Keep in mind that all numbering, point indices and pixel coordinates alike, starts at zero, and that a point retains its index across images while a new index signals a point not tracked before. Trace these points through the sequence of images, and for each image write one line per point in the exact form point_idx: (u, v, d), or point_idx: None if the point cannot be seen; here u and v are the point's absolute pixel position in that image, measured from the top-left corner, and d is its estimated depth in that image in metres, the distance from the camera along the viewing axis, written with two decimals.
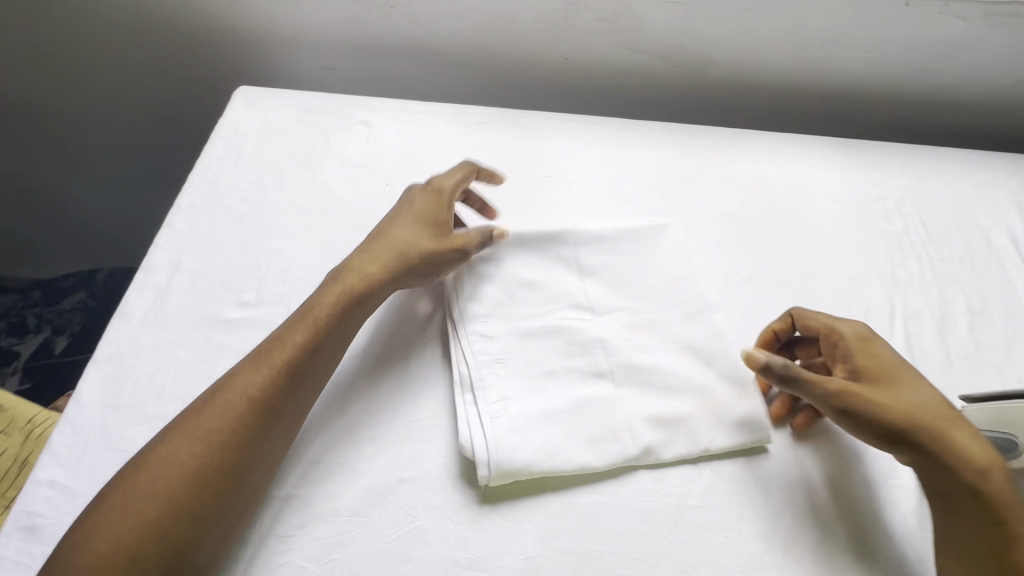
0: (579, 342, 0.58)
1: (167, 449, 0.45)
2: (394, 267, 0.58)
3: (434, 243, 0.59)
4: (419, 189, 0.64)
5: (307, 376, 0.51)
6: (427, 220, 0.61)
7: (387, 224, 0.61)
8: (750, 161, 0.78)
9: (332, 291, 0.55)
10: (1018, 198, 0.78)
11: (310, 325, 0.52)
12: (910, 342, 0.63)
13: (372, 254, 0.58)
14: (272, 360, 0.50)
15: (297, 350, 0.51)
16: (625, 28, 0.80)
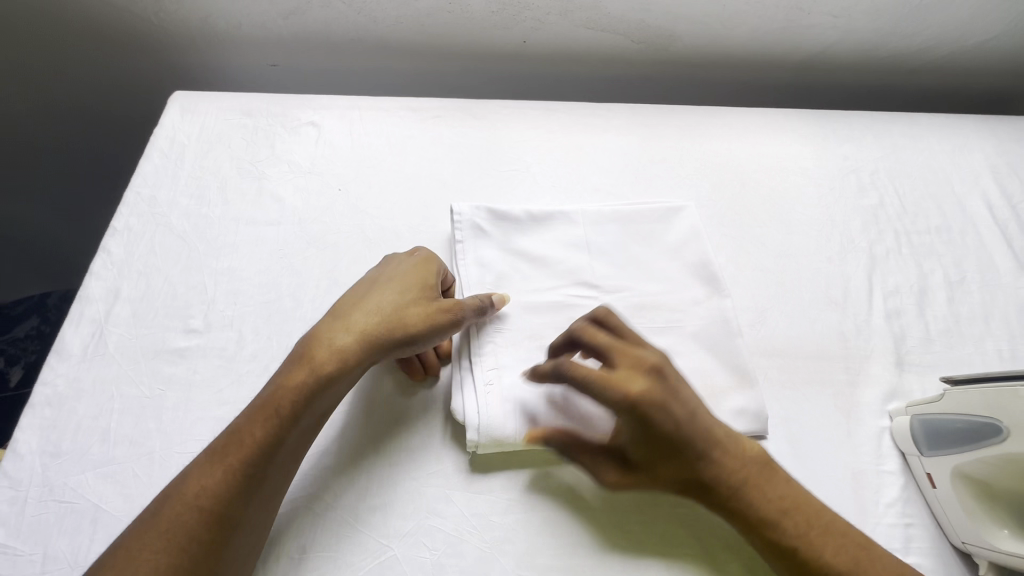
0: (580, 320, 0.58)
1: (110, 573, 0.40)
2: (371, 347, 0.50)
3: (423, 311, 0.52)
4: (398, 260, 0.57)
5: (266, 477, 0.45)
6: (413, 283, 0.54)
7: (366, 294, 0.54)
8: (720, 140, 0.75)
9: (296, 377, 0.48)
10: (993, 160, 0.76)
11: (271, 416, 0.46)
12: (889, 320, 0.62)
13: (348, 330, 0.51)
14: (227, 460, 0.44)
15: (254, 444, 0.45)
16: (581, 7, 0.76)
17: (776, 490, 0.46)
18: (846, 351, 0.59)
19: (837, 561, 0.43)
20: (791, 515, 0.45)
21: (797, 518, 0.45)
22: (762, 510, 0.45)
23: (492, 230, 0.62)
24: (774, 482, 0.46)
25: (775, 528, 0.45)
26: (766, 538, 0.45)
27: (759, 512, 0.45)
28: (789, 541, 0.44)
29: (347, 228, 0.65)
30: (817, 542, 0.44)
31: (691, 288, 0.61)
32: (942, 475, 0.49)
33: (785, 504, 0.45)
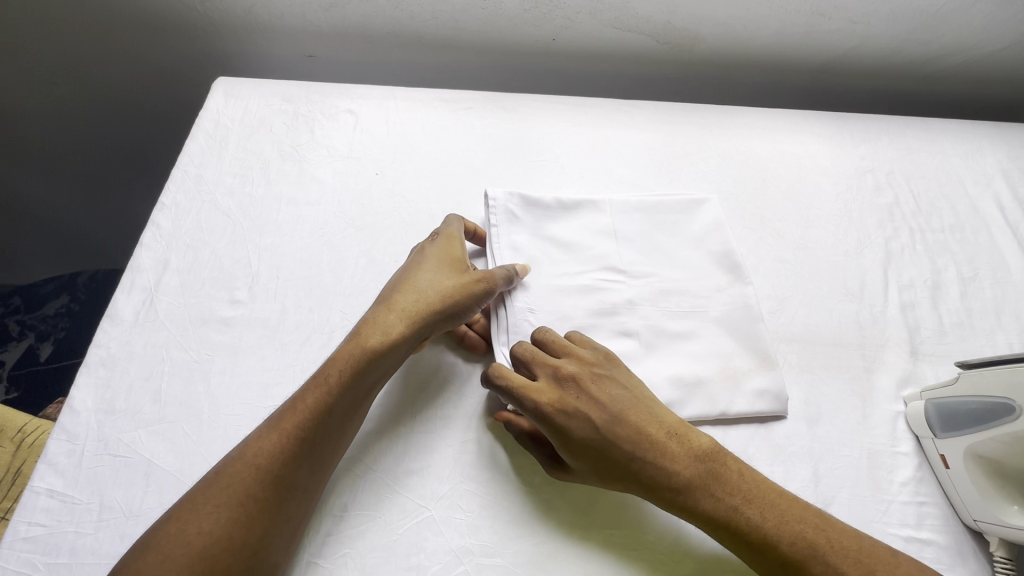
0: (609, 302, 0.60)
1: (175, 525, 0.43)
2: (413, 321, 0.53)
3: (459, 281, 0.55)
4: (428, 242, 0.60)
5: (321, 439, 0.47)
6: (446, 260, 0.57)
7: (405, 276, 0.56)
8: (741, 138, 0.78)
9: (344, 353, 0.51)
10: (1004, 165, 0.78)
11: (322, 385, 0.49)
12: (903, 312, 0.64)
13: (390, 308, 0.53)
14: (283, 425, 0.47)
15: (308, 410, 0.48)
16: (611, 7, 0.79)
17: (725, 487, 0.47)
18: (863, 340, 0.62)
19: (793, 549, 0.44)
20: (749, 512, 0.46)
21: (750, 514, 0.46)
22: (718, 507, 0.46)
23: (523, 216, 0.65)
24: (724, 479, 0.47)
25: (730, 522, 0.46)
26: (723, 532, 0.46)
27: (713, 510, 0.46)
28: (744, 534, 0.45)
29: (384, 210, 0.68)
30: (773, 534, 0.45)
31: (714, 276, 0.64)
32: (956, 456, 0.51)
33: (735, 502, 0.46)
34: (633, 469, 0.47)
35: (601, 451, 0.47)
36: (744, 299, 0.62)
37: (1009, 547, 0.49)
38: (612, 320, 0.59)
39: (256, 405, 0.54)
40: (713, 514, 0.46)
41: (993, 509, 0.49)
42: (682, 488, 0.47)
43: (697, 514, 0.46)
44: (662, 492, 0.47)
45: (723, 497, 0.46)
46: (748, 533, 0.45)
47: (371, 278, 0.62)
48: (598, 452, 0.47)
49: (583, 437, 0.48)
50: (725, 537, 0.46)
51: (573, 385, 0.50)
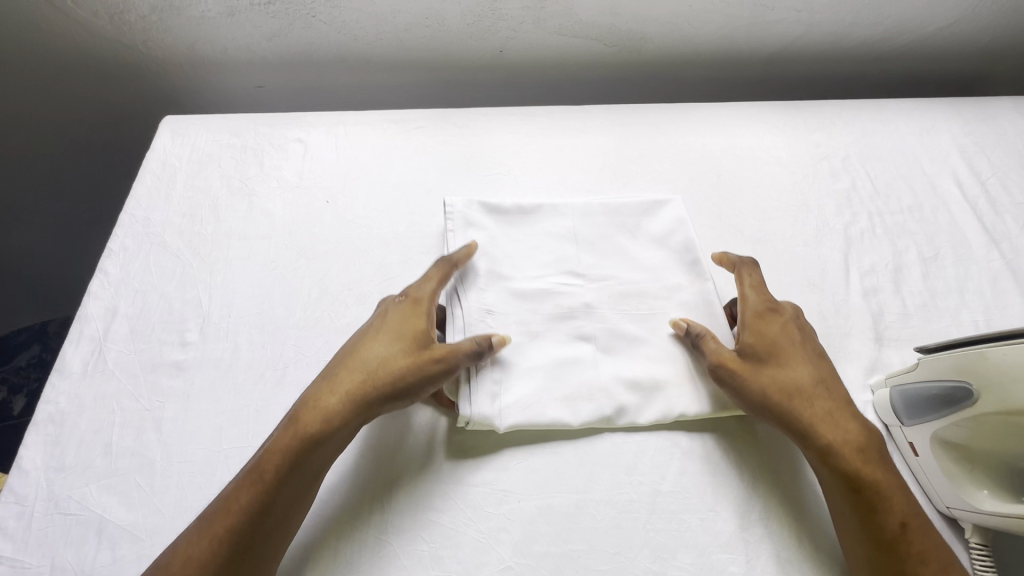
0: (567, 307, 0.60)
1: None
2: (360, 399, 0.50)
3: (413, 359, 0.52)
4: (392, 306, 0.56)
5: (261, 537, 0.45)
6: (405, 333, 0.53)
7: (358, 347, 0.54)
8: (695, 135, 0.77)
9: (283, 439, 0.48)
10: (960, 140, 0.78)
11: (255, 481, 0.46)
12: (866, 298, 0.63)
13: (333, 391, 0.51)
14: (215, 528, 0.44)
15: (245, 505, 0.45)
16: (554, 14, 0.78)
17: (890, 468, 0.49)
18: (827, 330, 0.61)
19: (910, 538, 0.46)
20: (890, 487, 0.48)
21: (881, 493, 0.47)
22: (864, 475, 0.48)
23: (481, 220, 0.65)
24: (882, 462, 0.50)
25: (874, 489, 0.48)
26: (858, 503, 0.47)
27: (854, 476, 0.48)
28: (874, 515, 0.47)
29: (335, 238, 0.67)
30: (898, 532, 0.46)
31: (671, 279, 0.63)
32: (924, 444, 0.50)
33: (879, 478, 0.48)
34: (840, 413, 0.51)
35: (796, 398, 0.52)
36: (704, 299, 0.61)
37: (985, 533, 0.48)
38: (568, 331, 0.58)
39: (210, 449, 0.52)
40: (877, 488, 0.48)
41: (965, 496, 0.47)
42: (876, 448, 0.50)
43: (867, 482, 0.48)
44: (840, 457, 0.49)
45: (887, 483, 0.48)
46: (872, 502, 0.47)
47: (324, 308, 0.61)
48: (801, 397, 0.52)
49: (799, 376, 0.53)
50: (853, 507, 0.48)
51: (793, 324, 0.56)
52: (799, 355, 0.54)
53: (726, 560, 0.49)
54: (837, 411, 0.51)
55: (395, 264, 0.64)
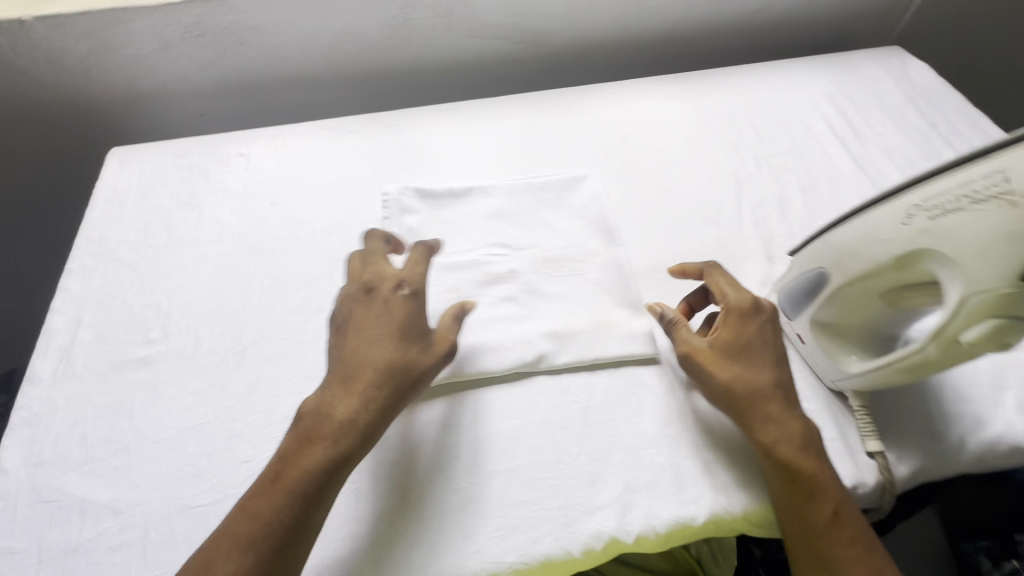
0: (493, 274, 0.66)
1: None
2: (388, 402, 0.51)
3: (429, 357, 0.54)
4: (388, 295, 0.55)
5: (295, 539, 0.45)
6: (413, 327, 0.54)
7: (364, 343, 0.53)
8: (601, 110, 0.85)
9: (319, 447, 0.48)
10: (828, 89, 0.89)
11: (297, 492, 0.46)
12: (757, 226, 0.72)
13: (354, 393, 0.50)
14: (257, 544, 0.44)
15: (281, 507, 0.45)
16: (462, 20, 0.87)
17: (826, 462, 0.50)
18: (725, 256, 0.69)
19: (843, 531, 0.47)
20: (829, 483, 0.49)
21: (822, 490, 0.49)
22: (807, 473, 0.49)
23: (417, 205, 0.72)
24: (823, 458, 0.51)
25: (809, 482, 0.49)
26: (793, 491, 0.49)
27: (797, 473, 0.49)
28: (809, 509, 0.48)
29: (281, 234, 0.72)
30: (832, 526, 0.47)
31: (587, 231, 0.70)
32: (807, 332, 0.57)
33: (819, 475, 0.49)
34: (791, 416, 0.52)
35: (750, 400, 0.52)
36: (615, 245, 0.69)
37: (863, 397, 0.56)
38: (497, 286, 0.65)
39: (180, 427, 0.57)
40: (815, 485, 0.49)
41: (840, 367, 0.55)
42: (815, 443, 0.51)
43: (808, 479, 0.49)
44: (787, 456, 0.50)
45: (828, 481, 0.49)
46: (810, 497, 0.48)
47: (276, 295, 0.67)
48: (757, 395, 0.52)
49: (759, 377, 0.53)
50: (791, 500, 0.49)
51: (760, 324, 0.55)
52: (761, 356, 0.53)
53: (651, 457, 0.55)
54: (789, 414, 0.52)
55: (338, 249, 0.70)
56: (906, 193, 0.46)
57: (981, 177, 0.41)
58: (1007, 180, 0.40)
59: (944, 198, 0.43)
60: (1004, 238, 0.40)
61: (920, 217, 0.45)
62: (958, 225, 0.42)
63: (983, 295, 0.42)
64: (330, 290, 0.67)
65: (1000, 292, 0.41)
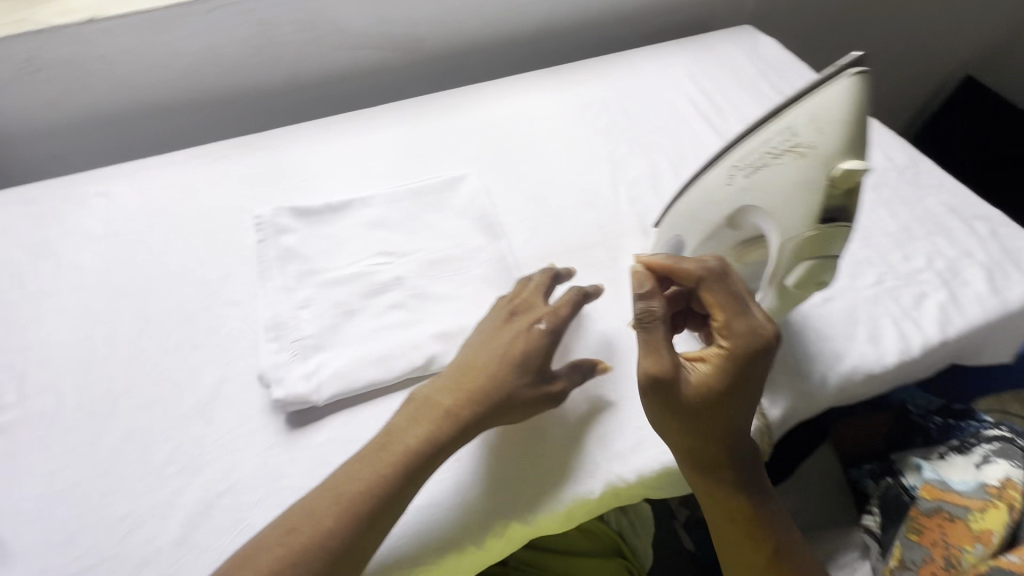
0: (379, 284, 0.65)
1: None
2: (475, 421, 0.51)
3: (534, 389, 0.53)
4: (534, 299, 0.58)
5: (370, 521, 0.46)
6: (540, 345, 0.54)
7: (492, 350, 0.54)
8: (478, 108, 0.86)
9: (408, 437, 0.49)
10: (689, 70, 0.95)
11: (381, 473, 0.47)
12: (632, 205, 0.76)
13: (454, 407, 0.51)
14: (326, 510, 0.45)
15: (372, 484, 0.47)
16: (327, 32, 0.86)
17: (765, 491, 0.54)
18: (605, 236, 0.72)
19: (780, 555, 0.52)
20: (766, 513, 0.53)
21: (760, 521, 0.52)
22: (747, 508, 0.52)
23: (294, 224, 0.70)
24: (760, 487, 0.53)
25: (752, 517, 0.52)
26: (735, 525, 0.53)
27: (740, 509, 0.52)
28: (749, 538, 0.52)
29: (150, 273, 0.68)
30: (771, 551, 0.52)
31: (471, 229, 0.71)
32: None
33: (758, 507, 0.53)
34: (740, 456, 0.52)
35: (706, 448, 0.50)
36: (499, 239, 0.70)
37: None
38: (383, 296, 0.65)
39: (45, 494, 0.52)
40: (754, 518, 0.52)
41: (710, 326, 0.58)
42: (755, 477, 0.53)
43: (746, 513, 0.52)
44: (733, 497, 0.52)
45: (765, 510, 0.53)
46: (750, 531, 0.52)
47: (147, 337, 0.63)
48: (715, 443, 0.50)
49: (725, 425, 0.50)
50: (733, 532, 0.53)
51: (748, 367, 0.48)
52: (732, 404, 0.50)
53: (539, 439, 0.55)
54: (739, 456, 0.52)
55: (214, 280, 0.67)
56: (726, 154, 0.50)
57: (776, 134, 0.46)
58: (795, 134, 0.44)
59: (752, 156, 0.47)
60: (800, 188, 0.45)
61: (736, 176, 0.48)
62: (764, 180, 0.46)
63: (793, 242, 0.46)
64: (208, 322, 0.64)
65: (806, 238, 0.45)
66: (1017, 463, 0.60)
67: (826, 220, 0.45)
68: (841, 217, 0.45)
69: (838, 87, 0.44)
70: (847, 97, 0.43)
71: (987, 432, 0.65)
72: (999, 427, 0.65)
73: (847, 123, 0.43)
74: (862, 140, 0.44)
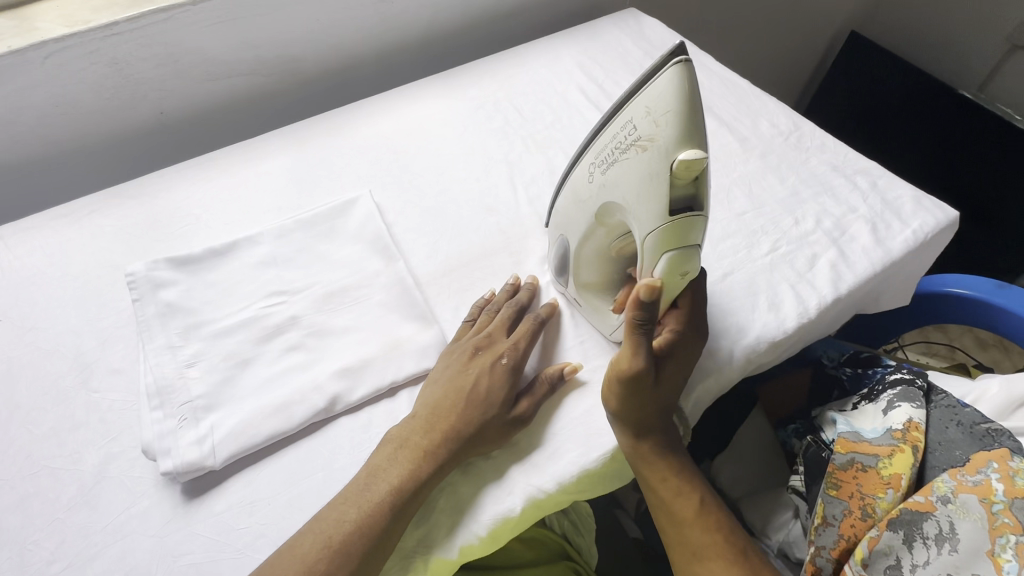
0: (273, 326, 0.62)
1: None
2: (467, 438, 0.52)
3: (505, 413, 0.53)
4: (503, 325, 0.59)
5: (400, 511, 0.48)
6: (507, 372, 0.55)
7: (470, 371, 0.55)
8: (366, 125, 0.83)
9: (430, 434, 0.52)
10: (578, 59, 0.94)
11: (410, 466, 0.50)
12: (532, 205, 0.74)
13: (442, 429, 0.52)
14: (363, 502, 0.48)
15: (406, 479, 0.49)
16: (191, 62, 0.80)
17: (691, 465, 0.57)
18: (507, 241, 0.71)
19: (707, 519, 0.54)
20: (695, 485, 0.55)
21: (686, 490, 0.55)
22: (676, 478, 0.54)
23: (175, 277, 0.65)
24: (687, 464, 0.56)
25: (679, 484, 0.54)
26: (663, 492, 0.54)
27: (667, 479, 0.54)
28: (676, 507, 0.54)
29: (15, 352, 0.62)
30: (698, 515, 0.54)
31: (368, 254, 0.68)
32: (576, 295, 0.61)
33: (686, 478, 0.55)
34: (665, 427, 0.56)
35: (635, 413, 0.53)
36: (397, 260, 0.67)
37: None
38: (278, 338, 0.61)
39: None
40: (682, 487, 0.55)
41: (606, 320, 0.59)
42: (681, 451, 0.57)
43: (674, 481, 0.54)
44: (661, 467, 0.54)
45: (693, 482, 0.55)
46: (679, 496, 0.54)
47: (17, 425, 0.57)
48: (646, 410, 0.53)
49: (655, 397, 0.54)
50: (661, 499, 0.55)
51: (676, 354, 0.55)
52: (664, 384, 0.55)
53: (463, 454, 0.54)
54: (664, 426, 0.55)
55: (90, 349, 0.62)
56: (592, 152, 0.55)
57: (623, 130, 0.50)
58: (635, 129, 0.48)
59: (610, 152, 0.52)
60: (648, 181, 0.48)
61: (602, 172, 0.53)
62: (621, 174, 0.51)
63: (652, 233, 0.49)
64: (87, 397, 0.58)
65: (662, 229, 0.48)
66: (917, 405, 0.63)
67: (677, 209, 0.48)
68: (692, 204, 0.48)
69: (666, 79, 0.45)
70: (675, 88, 0.45)
71: (891, 377, 0.68)
72: (900, 369, 0.68)
73: (677, 113, 0.45)
74: (700, 126, 0.46)
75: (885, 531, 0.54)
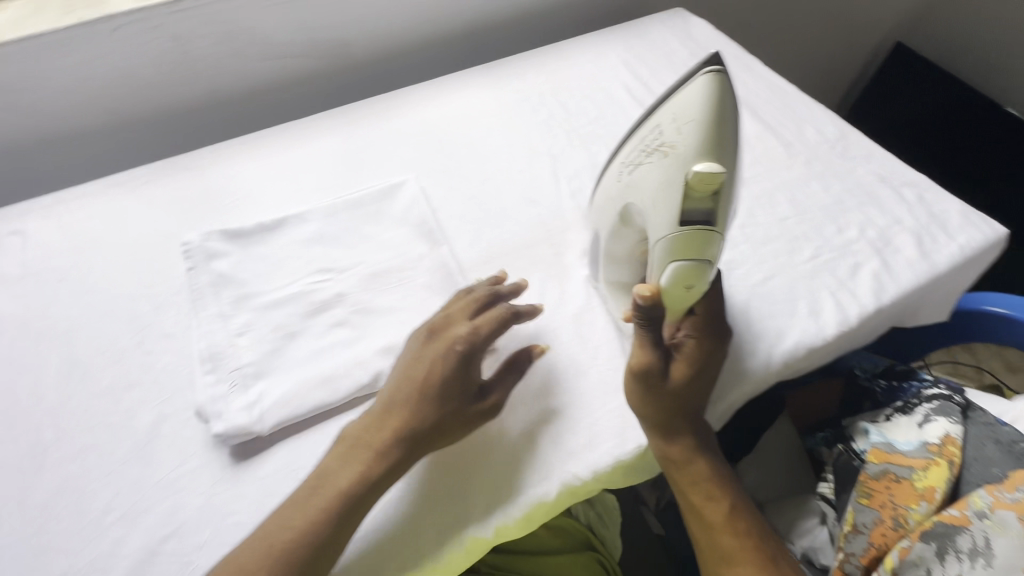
0: (319, 301, 0.64)
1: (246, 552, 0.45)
2: (434, 422, 0.51)
3: (470, 403, 0.53)
4: (471, 304, 0.57)
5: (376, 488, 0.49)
6: (469, 358, 0.54)
7: (427, 356, 0.54)
8: (413, 111, 0.84)
9: (395, 418, 0.51)
10: (624, 57, 0.95)
11: (384, 444, 0.50)
12: (574, 198, 0.75)
13: (405, 412, 0.51)
14: (345, 476, 0.48)
15: (381, 456, 0.49)
16: (247, 41, 0.82)
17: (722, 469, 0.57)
18: (548, 233, 0.71)
19: (738, 523, 0.54)
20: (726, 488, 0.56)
21: (718, 493, 0.55)
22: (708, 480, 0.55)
23: (228, 249, 0.67)
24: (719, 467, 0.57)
25: (710, 486, 0.55)
26: (695, 494, 0.55)
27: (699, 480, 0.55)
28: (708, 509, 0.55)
29: (75, 311, 0.64)
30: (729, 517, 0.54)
31: (412, 237, 0.69)
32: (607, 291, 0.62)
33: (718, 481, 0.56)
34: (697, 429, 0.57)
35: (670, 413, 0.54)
36: (441, 245, 0.69)
37: None
38: (325, 314, 0.63)
39: None
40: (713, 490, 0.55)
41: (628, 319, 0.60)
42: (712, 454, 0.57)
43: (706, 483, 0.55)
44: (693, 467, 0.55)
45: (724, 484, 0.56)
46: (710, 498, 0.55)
47: (76, 381, 0.59)
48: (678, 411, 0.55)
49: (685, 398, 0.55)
50: (692, 500, 0.55)
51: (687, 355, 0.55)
52: (691, 386, 0.55)
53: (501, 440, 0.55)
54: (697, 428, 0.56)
55: (145, 313, 0.64)
56: (622, 155, 0.56)
57: (650, 135, 0.51)
58: (660, 134, 0.49)
59: (637, 154, 0.53)
60: (666, 186, 0.49)
61: (627, 173, 0.54)
62: (643, 176, 0.51)
63: (662, 240, 0.49)
64: (141, 358, 0.61)
65: (673, 236, 0.49)
66: (954, 420, 0.62)
67: (690, 219, 0.48)
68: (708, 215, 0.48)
69: (696, 87, 0.47)
70: (702, 97, 0.46)
71: (927, 391, 0.67)
72: (937, 384, 0.68)
73: (699, 122, 0.46)
74: (724, 138, 0.47)
75: (917, 542, 0.55)
